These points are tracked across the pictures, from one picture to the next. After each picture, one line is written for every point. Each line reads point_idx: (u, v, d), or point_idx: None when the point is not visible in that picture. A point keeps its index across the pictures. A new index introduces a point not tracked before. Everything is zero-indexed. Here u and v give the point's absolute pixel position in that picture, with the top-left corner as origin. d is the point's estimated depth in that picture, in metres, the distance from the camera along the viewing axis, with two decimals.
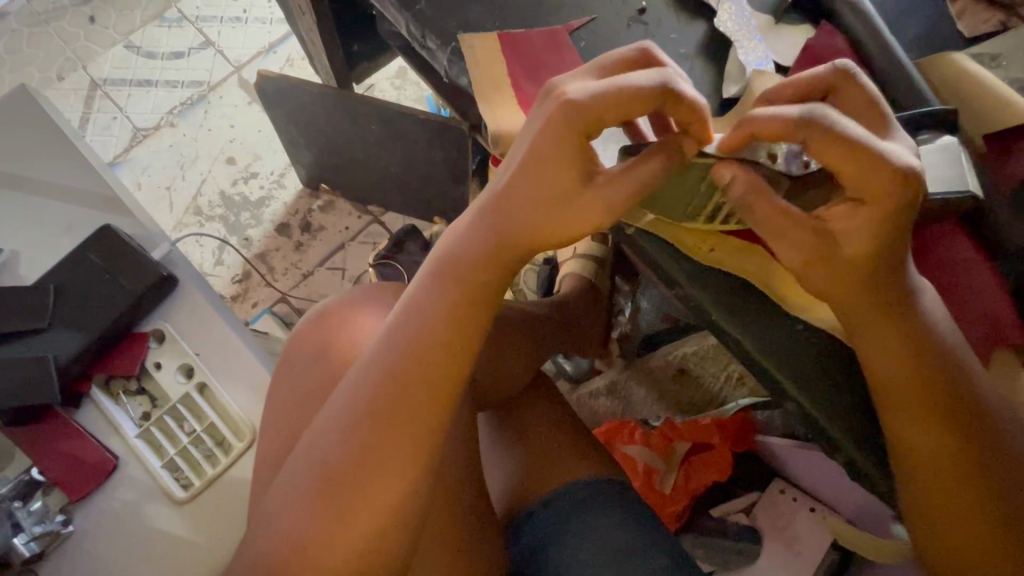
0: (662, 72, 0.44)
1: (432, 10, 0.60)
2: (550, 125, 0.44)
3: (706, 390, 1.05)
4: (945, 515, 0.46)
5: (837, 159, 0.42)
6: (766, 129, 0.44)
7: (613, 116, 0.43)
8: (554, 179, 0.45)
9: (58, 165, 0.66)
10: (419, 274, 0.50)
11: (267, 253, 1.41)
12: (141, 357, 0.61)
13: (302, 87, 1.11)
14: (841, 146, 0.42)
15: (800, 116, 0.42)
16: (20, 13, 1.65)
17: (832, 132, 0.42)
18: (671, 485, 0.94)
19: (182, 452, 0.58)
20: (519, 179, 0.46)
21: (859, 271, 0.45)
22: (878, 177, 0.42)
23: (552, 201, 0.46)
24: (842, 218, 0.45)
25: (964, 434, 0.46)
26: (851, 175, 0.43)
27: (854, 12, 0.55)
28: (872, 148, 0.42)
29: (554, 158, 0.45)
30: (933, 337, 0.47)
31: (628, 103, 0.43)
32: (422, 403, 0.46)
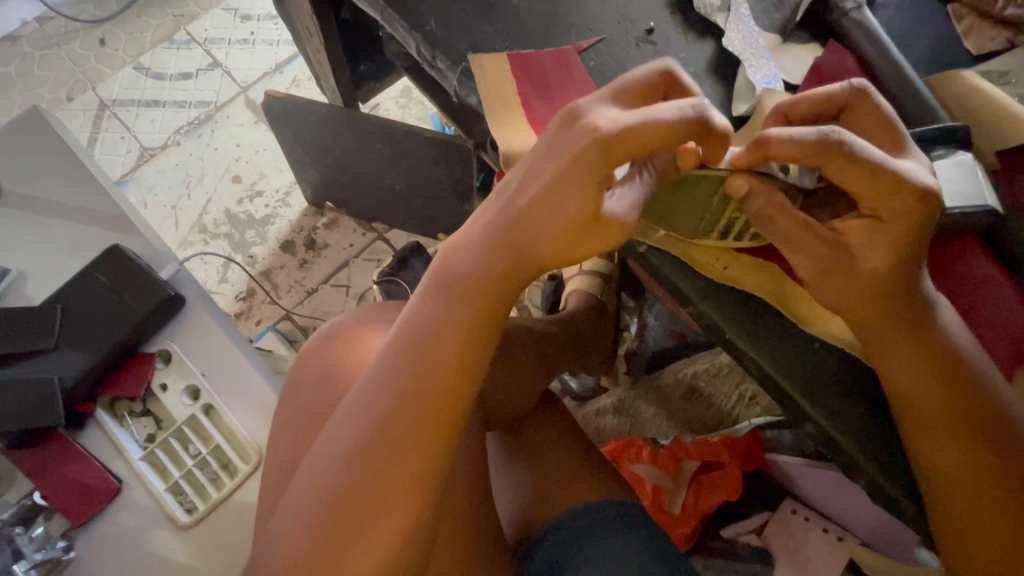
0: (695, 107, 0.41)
1: (441, 30, 0.60)
2: (571, 155, 0.42)
3: (717, 408, 1.04)
4: (973, 539, 0.45)
5: (855, 176, 0.42)
6: (782, 153, 0.43)
7: (641, 152, 0.41)
8: (573, 204, 0.43)
9: (70, 187, 0.66)
10: (425, 289, 0.50)
11: (272, 271, 1.41)
12: (147, 378, 0.60)
13: (309, 108, 1.12)
14: (854, 167, 0.42)
15: (817, 140, 0.42)
16: (31, 36, 1.68)
17: (847, 152, 0.42)
18: (680, 504, 0.92)
19: (187, 475, 0.57)
20: (534, 201, 0.44)
21: (878, 287, 0.45)
22: (896, 193, 0.42)
23: (570, 224, 0.43)
24: (861, 237, 0.44)
25: (991, 453, 0.45)
26: (869, 194, 0.43)
27: (860, 32, 0.56)
28: (887, 167, 0.42)
29: (568, 188, 0.42)
30: (954, 354, 0.46)
31: (653, 135, 0.41)
32: (431, 421, 0.46)
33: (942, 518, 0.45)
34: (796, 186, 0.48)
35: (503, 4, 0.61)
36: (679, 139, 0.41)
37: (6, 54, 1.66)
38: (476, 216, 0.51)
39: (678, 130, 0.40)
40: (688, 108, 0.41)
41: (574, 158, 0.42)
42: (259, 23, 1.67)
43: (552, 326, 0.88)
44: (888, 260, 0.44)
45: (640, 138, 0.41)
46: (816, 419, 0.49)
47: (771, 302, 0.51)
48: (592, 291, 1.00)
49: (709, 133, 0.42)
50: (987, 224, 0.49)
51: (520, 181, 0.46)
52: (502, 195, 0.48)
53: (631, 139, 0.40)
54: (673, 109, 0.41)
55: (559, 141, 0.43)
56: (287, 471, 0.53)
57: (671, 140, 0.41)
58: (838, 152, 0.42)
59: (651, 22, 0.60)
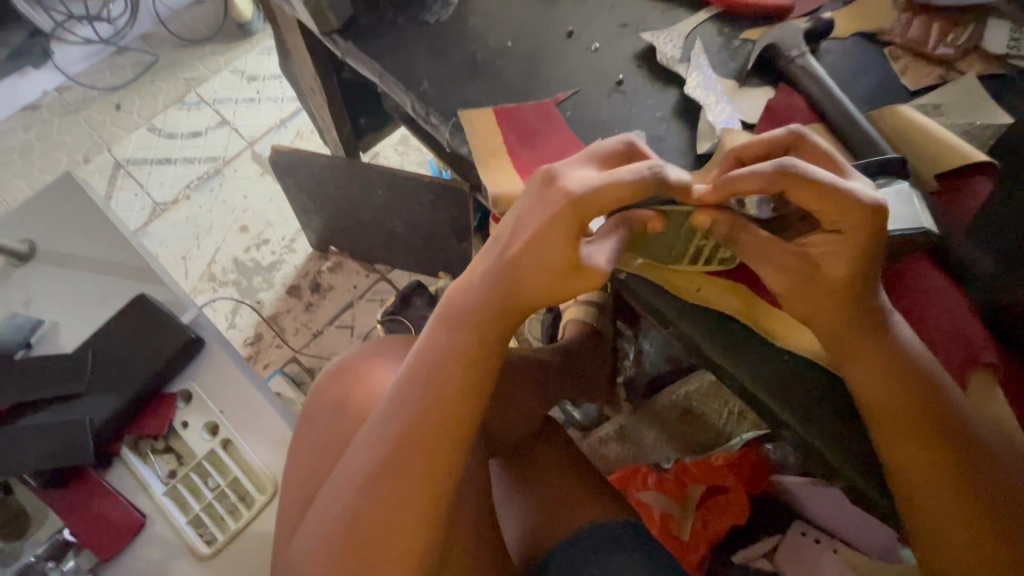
0: (649, 166, 0.47)
1: (433, 90, 0.67)
2: (554, 213, 0.47)
3: (711, 428, 1.09)
4: (950, 538, 0.48)
5: (811, 198, 0.47)
6: (747, 185, 0.48)
7: (613, 206, 0.47)
8: (558, 253, 0.48)
9: (99, 243, 0.73)
10: (431, 326, 0.55)
11: (279, 315, 1.47)
12: (170, 417, 0.65)
13: (314, 160, 1.21)
14: (811, 188, 0.46)
15: (774, 170, 0.47)
16: (51, 104, 1.80)
17: (801, 178, 0.46)
18: (688, 530, 0.94)
19: (207, 508, 0.61)
20: (521, 251, 0.49)
21: (841, 302, 0.49)
22: (853, 212, 0.46)
23: (556, 269, 0.48)
24: (830, 255, 0.48)
25: (954, 453, 0.48)
26: (828, 213, 0.47)
27: (806, 75, 0.63)
28: (839, 187, 0.46)
29: (548, 240, 0.48)
30: (914, 362, 0.50)
31: (615, 197, 0.47)
32: (438, 446, 0.51)
33: (916, 518, 0.48)
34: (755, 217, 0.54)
35: (488, 64, 0.68)
36: (644, 193, 0.47)
37: (27, 121, 1.78)
38: (477, 259, 0.56)
39: (638, 186, 0.46)
40: (643, 172, 0.47)
41: (554, 218, 0.47)
42: (264, 83, 1.79)
43: (549, 355, 0.92)
44: (850, 272, 0.48)
45: (603, 197, 0.46)
46: (793, 426, 0.53)
47: (745, 322, 0.56)
48: (588, 319, 1.04)
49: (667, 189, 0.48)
50: (932, 243, 0.54)
51: (510, 232, 0.51)
52: (497, 243, 0.53)
53: (596, 194, 0.46)
54: (631, 173, 0.47)
55: (540, 199, 0.49)
56: (307, 497, 0.57)
57: (634, 194, 0.47)
58: (799, 181, 0.46)
59: (621, 75, 0.67)
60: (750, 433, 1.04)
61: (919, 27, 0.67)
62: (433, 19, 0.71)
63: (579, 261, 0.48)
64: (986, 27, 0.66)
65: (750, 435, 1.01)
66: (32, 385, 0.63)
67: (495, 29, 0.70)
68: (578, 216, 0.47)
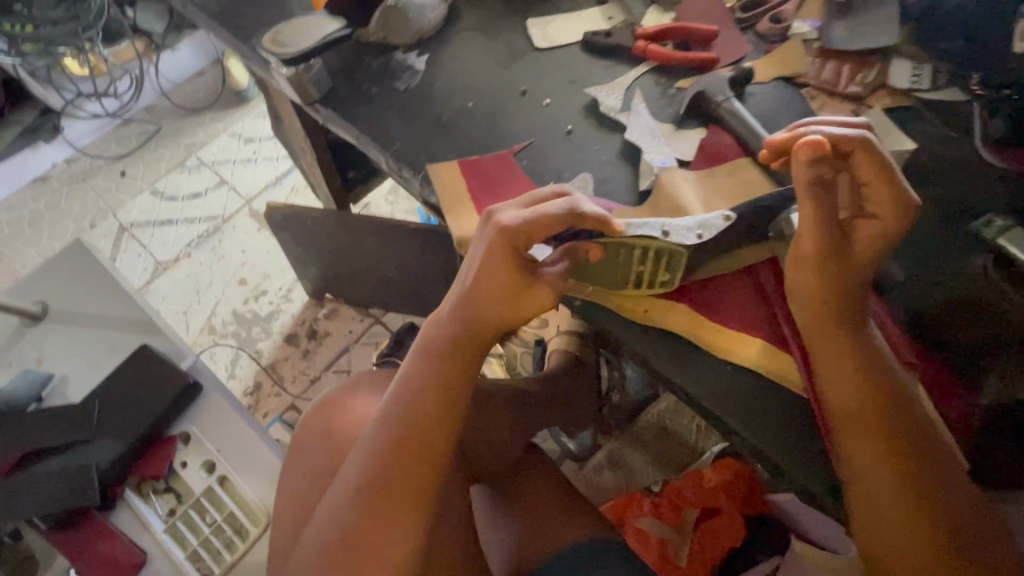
0: (569, 199, 0.54)
1: (404, 148, 0.75)
2: (491, 243, 0.54)
3: (685, 444, 1.17)
4: (891, 533, 0.51)
5: (871, 175, 0.53)
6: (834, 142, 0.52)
7: (540, 235, 0.54)
8: (504, 279, 0.54)
9: (106, 300, 0.80)
10: (410, 353, 0.60)
11: (278, 363, 1.53)
12: (171, 457, 0.70)
13: (307, 214, 1.29)
14: (884, 173, 0.53)
15: (860, 141, 0.52)
16: (60, 175, 1.92)
17: (876, 160, 0.53)
18: (687, 554, 0.97)
19: (204, 542, 0.65)
20: (475, 282, 0.55)
21: (835, 276, 0.54)
22: (893, 202, 0.53)
23: (506, 295, 0.55)
24: (863, 234, 0.55)
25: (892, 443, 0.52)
26: (878, 196, 0.54)
27: (733, 116, 0.71)
28: (900, 182, 0.53)
29: (493, 267, 0.54)
30: (856, 359, 0.54)
31: (543, 225, 0.53)
32: (417, 468, 0.56)
33: (859, 514, 0.52)
34: (682, 243, 0.58)
35: (452, 122, 0.77)
36: (568, 220, 0.53)
37: (38, 193, 1.89)
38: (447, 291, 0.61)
39: (558, 215, 0.53)
40: (564, 203, 0.54)
41: (492, 248, 0.54)
42: (260, 144, 1.90)
43: (530, 385, 0.97)
44: (870, 253, 0.54)
45: (534, 225, 0.53)
46: (740, 431, 0.57)
47: (689, 338, 0.60)
48: (571, 348, 1.10)
49: (584, 218, 0.54)
50: None
51: (467, 263, 0.57)
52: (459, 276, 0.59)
53: (525, 222, 0.53)
54: (556, 205, 0.54)
55: (480, 234, 0.55)
56: (299, 522, 0.62)
57: (557, 223, 0.53)
58: (873, 160, 0.53)
59: (571, 125, 0.75)
60: (718, 445, 1.12)
61: (832, 69, 0.76)
62: (403, 86, 0.80)
63: (526, 286, 0.54)
64: (891, 66, 0.75)
65: (718, 448, 1.11)
66: (40, 435, 0.68)
67: (458, 92, 0.79)
68: (515, 242, 0.54)
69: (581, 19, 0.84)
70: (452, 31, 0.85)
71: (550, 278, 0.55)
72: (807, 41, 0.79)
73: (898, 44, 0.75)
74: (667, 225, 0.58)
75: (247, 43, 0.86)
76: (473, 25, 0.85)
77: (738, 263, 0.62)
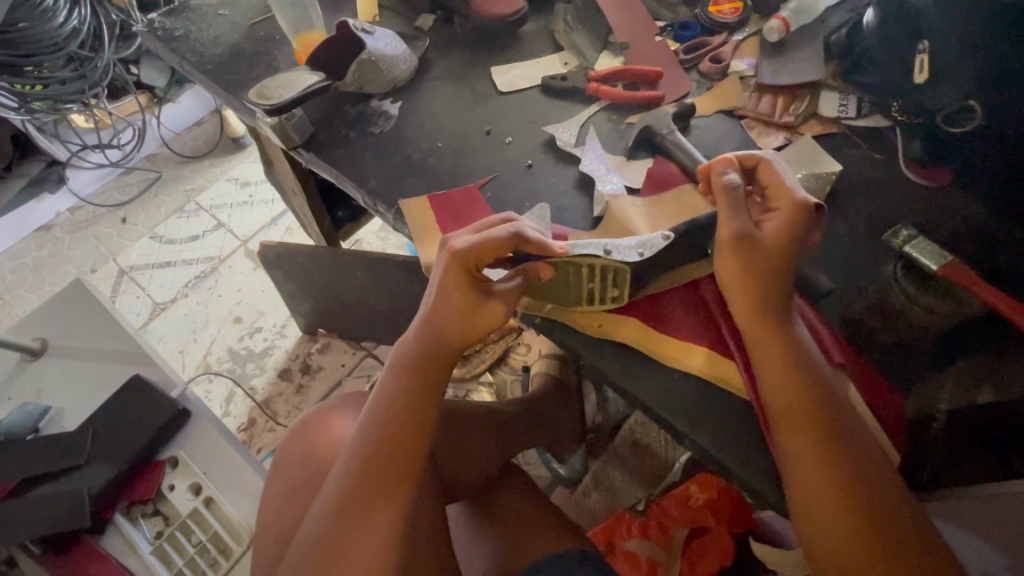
0: (515, 225, 0.60)
1: (379, 186, 0.82)
2: (446, 268, 0.59)
3: (659, 457, 1.18)
4: (837, 528, 0.53)
5: (773, 180, 0.63)
6: (743, 156, 0.65)
7: (489, 258, 0.60)
8: (461, 298, 0.60)
9: (102, 336, 0.88)
10: (384, 371, 0.64)
11: (272, 399, 1.57)
12: (159, 482, 0.80)
13: (297, 252, 1.36)
14: (778, 175, 0.63)
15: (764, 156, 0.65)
16: (64, 224, 2.00)
17: (778, 168, 0.64)
18: (677, 574, 0.98)
19: (190, 560, 0.76)
20: (437, 302, 0.61)
21: (753, 262, 0.59)
22: (789, 197, 0.61)
23: (463, 312, 0.60)
24: (772, 226, 0.61)
25: (830, 436, 0.56)
26: (777, 194, 0.62)
27: (676, 147, 0.78)
28: (791, 182, 0.62)
29: (450, 288, 0.60)
30: (793, 357, 0.58)
31: (492, 248, 0.59)
32: (388, 481, 0.59)
33: (803, 512, 0.55)
34: (622, 261, 0.62)
35: (423, 161, 0.84)
36: (513, 242, 0.60)
37: (41, 241, 1.97)
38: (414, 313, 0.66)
39: (503, 238, 0.59)
40: (511, 228, 0.60)
41: (447, 270, 0.60)
42: (256, 188, 2.00)
43: (508, 406, 1.01)
44: (779, 244, 0.60)
45: (484, 248, 0.59)
46: (687, 434, 0.61)
47: (639, 348, 0.65)
48: (551, 371, 1.15)
49: (527, 241, 0.60)
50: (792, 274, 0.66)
51: (429, 285, 0.62)
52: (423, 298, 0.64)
53: (474, 245, 0.59)
54: (503, 230, 0.60)
55: (438, 259, 0.61)
56: (281, 540, 0.65)
57: (504, 246, 0.60)
58: (772, 168, 0.63)
59: (531, 160, 0.82)
60: (686, 456, 1.15)
61: (767, 102, 0.83)
62: (378, 130, 0.88)
63: (479, 305, 0.60)
64: (820, 98, 0.82)
65: (686, 459, 1.14)
66: (42, 463, 0.77)
67: (429, 134, 0.87)
68: (468, 264, 0.59)
69: (541, 65, 0.93)
70: (424, 80, 0.93)
71: (502, 296, 0.60)
72: (745, 78, 0.87)
73: (824, 78, 0.83)
74: (608, 244, 0.63)
75: (237, 96, 0.94)
76: (443, 74, 0.94)
77: (680, 278, 0.68)
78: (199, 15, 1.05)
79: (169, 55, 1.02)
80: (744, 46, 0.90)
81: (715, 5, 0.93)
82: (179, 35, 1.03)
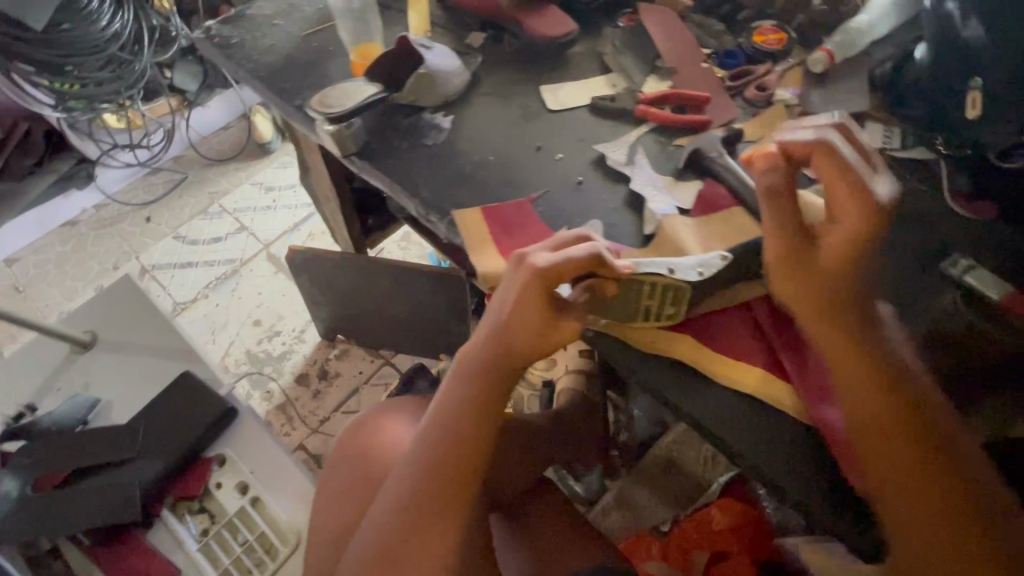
0: (593, 245, 0.60)
1: (432, 196, 0.84)
2: (522, 284, 0.58)
3: (693, 477, 1.18)
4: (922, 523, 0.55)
5: (830, 175, 0.57)
6: (791, 146, 0.58)
7: (569, 277, 0.59)
8: (535, 315, 0.59)
9: (147, 334, 0.98)
10: (449, 378, 0.64)
11: (288, 403, 1.57)
12: (206, 479, 0.87)
13: (326, 257, 1.37)
14: (837, 170, 0.56)
15: (816, 140, 0.56)
16: (88, 220, 2.03)
17: (833, 156, 0.56)
18: None
19: (237, 558, 0.82)
20: (509, 314, 0.60)
21: (812, 279, 0.59)
22: (850, 206, 0.56)
23: (536, 329, 0.59)
24: (832, 239, 0.58)
25: (909, 434, 0.57)
26: (837, 200, 0.57)
27: (726, 170, 0.79)
28: (855, 183, 0.55)
29: (525, 306, 0.59)
30: (872, 357, 0.58)
31: (572, 268, 0.58)
32: (452, 491, 0.60)
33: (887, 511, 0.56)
34: (685, 280, 0.65)
35: (474, 173, 0.86)
36: (593, 263, 0.59)
37: (65, 236, 1.99)
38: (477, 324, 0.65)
39: (585, 258, 0.58)
40: (592, 248, 0.60)
41: (526, 286, 0.58)
42: (280, 193, 2.02)
43: (541, 419, 1.01)
44: (840, 259, 0.57)
45: (564, 268, 0.58)
46: (742, 453, 0.62)
47: (693, 365, 0.66)
48: (578, 387, 1.12)
49: (603, 262, 0.60)
50: None
51: (500, 297, 0.61)
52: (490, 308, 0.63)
53: (556, 264, 0.58)
54: (582, 250, 0.59)
55: (513, 272, 0.60)
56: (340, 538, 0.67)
57: (583, 265, 0.59)
58: (830, 158, 0.56)
59: (581, 177, 0.84)
60: (725, 477, 1.14)
61: None
62: (430, 142, 0.90)
63: (551, 324, 0.60)
64: (864, 129, 0.84)
65: (725, 479, 1.12)
66: (98, 455, 0.85)
67: (480, 148, 0.89)
68: (547, 283, 0.58)
69: (589, 86, 0.95)
70: (474, 95, 0.95)
71: (574, 313, 0.60)
72: (790, 106, 0.89)
73: (869, 110, 0.85)
74: (671, 263, 0.66)
75: (291, 103, 0.97)
76: (493, 90, 0.96)
77: (736, 298, 0.69)
78: (255, 24, 1.09)
79: (225, 62, 1.04)
80: (787, 77, 0.92)
81: (759, 35, 0.96)
82: (235, 42, 1.06)
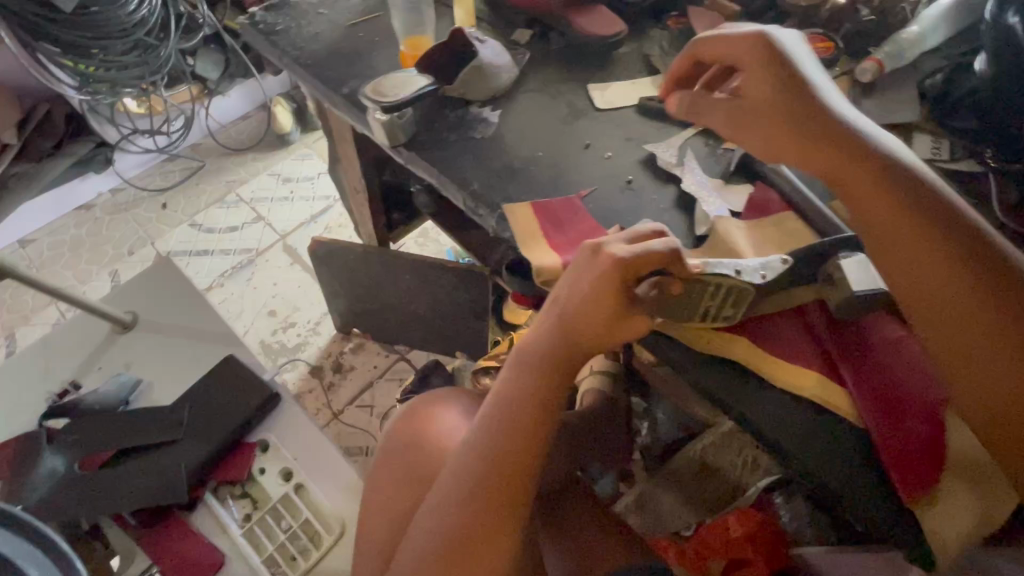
0: (670, 242, 0.59)
1: (482, 189, 0.84)
2: (603, 273, 0.58)
3: (726, 480, 1.17)
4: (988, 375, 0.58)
5: (718, 50, 0.74)
6: (680, 67, 0.80)
7: (647, 271, 0.58)
8: (609, 306, 0.58)
9: (186, 317, 1.01)
10: (510, 368, 0.65)
11: (301, 395, 1.56)
12: (251, 462, 0.90)
13: (350, 249, 1.35)
14: (719, 41, 0.74)
15: (690, 43, 0.77)
16: (104, 204, 2.02)
17: (710, 39, 0.75)
18: None
19: (280, 545, 0.84)
20: (580, 304, 0.60)
21: (773, 125, 0.70)
22: (744, 47, 0.72)
23: (608, 321, 0.59)
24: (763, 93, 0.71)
25: (965, 289, 0.60)
26: (731, 60, 0.74)
27: (777, 175, 0.79)
28: (728, 36, 0.73)
29: (600, 296, 0.58)
30: (910, 214, 0.63)
31: (653, 260, 0.58)
32: (513, 483, 0.59)
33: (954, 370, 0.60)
34: (749, 283, 0.64)
35: (523, 168, 0.86)
36: (672, 258, 0.59)
37: (81, 220, 1.98)
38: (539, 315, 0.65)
39: (666, 253, 0.58)
40: (670, 244, 0.59)
41: (605, 276, 0.58)
42: (297, 184, 2.01)
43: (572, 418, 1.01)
44: (777, 93, 0.70)
45: (644, 261, 0.58)
46: (801, 459, 0.62)
47: (748, 368, 0.66)
48: (604, 387, 1.09)
49: (680, 259, 0.59)
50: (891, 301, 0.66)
51: (568, 288, 0.61)
52: (556, 300, 0.63)
53: (636, 255, 0.58)
54: (661, 243, 0.59)
55: (589, 262, 0.60)
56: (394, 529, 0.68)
57: (664, 260, 0.58)
58: (711, 44, 0.75)
59: (630, 176, 0.84)
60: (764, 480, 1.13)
61: None
62: (478, 135, 0.89)
63: (624, 317, 0.59)
64: (913, 139, 0.85)
65: (764, 483, 1.11)
66: (143, 435, 0.88)
67: (528, 143, 0.89)
68: (625, 274, 0.58)
69: (636, 87, 0.95)
70: (521, 90, 0.95)
71: (643, 309, 0.60)
72: None
73: (919, 120, 0.85)
74: (735, 264, 0.64)
75: (338, 92, 0.97)
76: (539, 86, 0.96)
77: (793, 302, 0.68)
78: (300, 11, 1.08)
79: (269, 48, 1.04)
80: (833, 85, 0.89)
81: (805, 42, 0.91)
82: (280, 30, 1.06)
